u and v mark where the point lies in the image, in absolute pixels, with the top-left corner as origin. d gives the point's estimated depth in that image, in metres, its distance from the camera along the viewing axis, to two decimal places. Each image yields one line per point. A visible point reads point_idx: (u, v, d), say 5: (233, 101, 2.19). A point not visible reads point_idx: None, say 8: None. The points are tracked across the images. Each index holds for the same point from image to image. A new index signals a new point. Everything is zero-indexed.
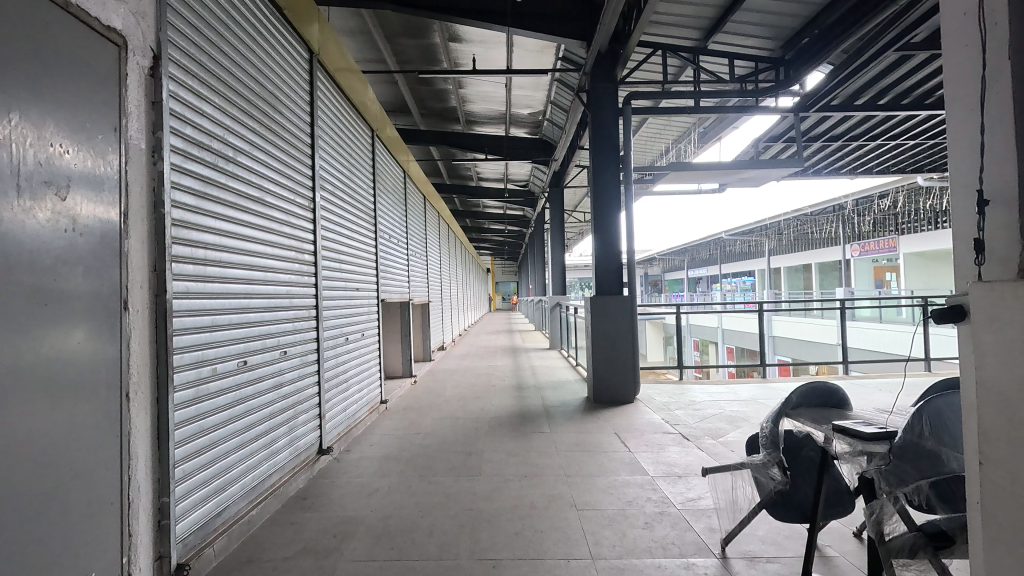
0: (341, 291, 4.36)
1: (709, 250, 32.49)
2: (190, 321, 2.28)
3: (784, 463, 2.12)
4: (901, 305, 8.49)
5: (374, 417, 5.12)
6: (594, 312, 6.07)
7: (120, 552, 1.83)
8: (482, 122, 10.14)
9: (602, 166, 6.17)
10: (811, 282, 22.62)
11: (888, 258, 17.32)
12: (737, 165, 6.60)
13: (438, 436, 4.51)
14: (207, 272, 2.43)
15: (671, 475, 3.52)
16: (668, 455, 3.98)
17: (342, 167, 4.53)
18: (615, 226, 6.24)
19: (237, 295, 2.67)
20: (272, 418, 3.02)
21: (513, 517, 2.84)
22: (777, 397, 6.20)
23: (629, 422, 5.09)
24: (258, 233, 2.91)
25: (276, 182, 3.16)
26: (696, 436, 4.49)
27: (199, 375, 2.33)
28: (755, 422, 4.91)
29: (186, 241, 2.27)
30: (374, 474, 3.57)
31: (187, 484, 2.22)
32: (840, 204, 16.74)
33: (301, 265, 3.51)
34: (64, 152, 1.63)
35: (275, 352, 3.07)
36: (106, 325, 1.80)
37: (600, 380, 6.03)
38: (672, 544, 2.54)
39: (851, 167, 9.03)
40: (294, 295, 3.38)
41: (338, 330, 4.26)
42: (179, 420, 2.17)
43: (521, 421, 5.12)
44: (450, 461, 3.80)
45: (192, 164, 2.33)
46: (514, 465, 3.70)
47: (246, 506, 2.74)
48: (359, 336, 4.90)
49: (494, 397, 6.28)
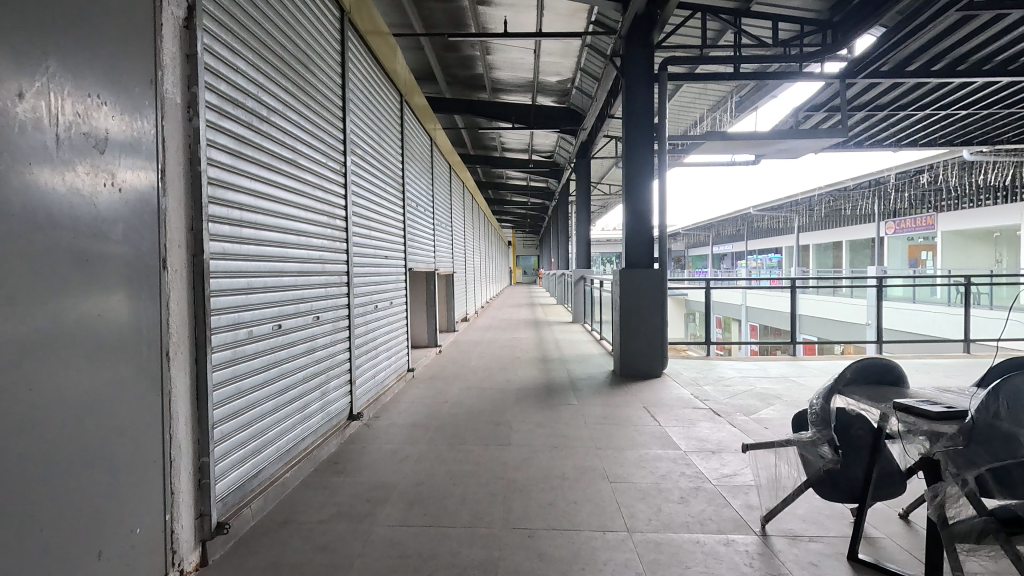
0: (370, 259, 4.31)
1: (735, 225, 31.84)
2: (226, 283, 2.24)
3: (835, 441, 2.05)
4: (934, 284, 8.12)
5: (401, 385, 5.14)
6: (623, 286, 5.95)
7: (163, 509, 1.84)
8: (509, 90, 9.92)
9: (637, 135, 5.97)
10: (840, 260, 22.08)
11: (925, 236, 16.76)
12: (775, 135, 6.31)
13: (466, 405, 4.51)
14: (241, 234, 2.38)
15: (704, 451, 3.46)
16: (699, 430, 3.92)
17: (372, 133, 4.45)
18: (647, 196, 6.04)
19: (270, 258, 2.63)
20: (306, 382, 3.02)
21: (546, 487, 2.82)
22: (809, 375, 6.07)
23: (658, 397, 5.03)
24: (291, 195, 2.86)
25: (307, 145, 3.09)
26: (727, 412, 4.41)
27: (236, 338, 2.31)
28: (787, 399, 4.81)
29: (221, 201, 2.21)
30: (405, 441, 3.58)
31: (226, 446, 2.21)
32: (878, 179, 16.12)
33: (333, 230, 3.46)
34: (102, 106, 1.58)
35: (308, 317, 3.04)
36: (145, 283, 1.77)
37: (628, 354, 5.97)
38: (709, 520, 2.49)
39: (895, 141, 8.58)
40: (326, 261, 3.35)
41: (368, 297, 4.23)
42: (216, 382, 2.15)
43: (547, 392, 5.09)
44: (479, 430, 3.80)
45: (226, 121, 2.25)
46: (544, 436, 3.68)
47: (282, 468, 2.76)
48: (387, 304, 4.88)
49: (520, 368, 6.27)
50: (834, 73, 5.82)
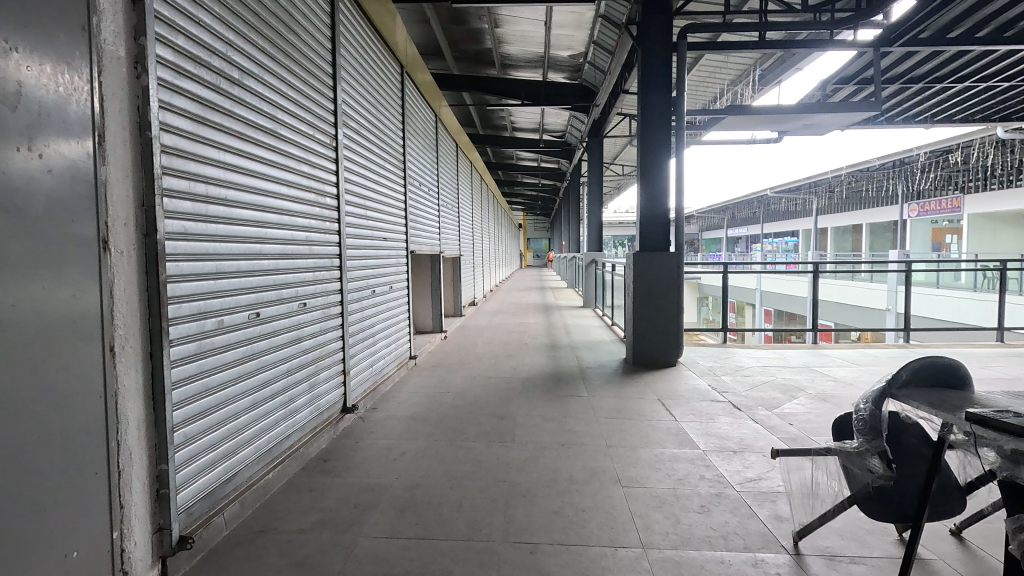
0: (367, 240, 4.04)
1: (751, 208, 31.16)
2: (187, 267, 1.98)
3: (887, 454, 1.77)
4: (961, 270, 7.71)
5: (402, 373, 4.90)
6: (636, 270, 5.63)
7: (110, 528, 1.60)
8: (518, 65, 9.52)
9: (654, 109, 5.60)
10: (859, 244, 21.49)
11: (949, 219, 16.20)
12: (802, 109, 5.89)
13: (469, 396, 4.27)
14: (208, 211, 2.11)
15: (724, 451, 3.18)
16: (718, 427, 3.64)
17: (369, 105, 4.15)
18: (664, 175, 5.69)
19: (245, 238, 2.37)
20: (290, 374, 2.78)
21: (552, 493, 2.56)
22: (833, 365, 5.74)
23: (673, 388, 4.74)
24: (271, 169, 2.60)
25: (291, 115, 2.80)
26: (748, 406, 4.12)
27: (202, 329, 2.05)
28: (811, 392, 4.51)
29: (181, 173, 1.94)
30: (402, 436, 3.34)
31: (191, 449, 1.97)
32: (904, 159, 15.48)
33: (322, 209, 3.19)
34: (12, 50, 1.29)
35: (292, 304, 2.79)
36: (82, 268, 1.50)
37: (640, 341, 5.68)
38: (733, 535, 2.21)
39: (927, 116, 8.05)
40: (314, 243, 3.08)
41: (364, 282, 3.98)
42: (178, 380, 1.91)
43: (555, 382, 4.83)
44: (482, 424, 3.56)
45: (186, 81, 1.97)
46: (551, 431, 3.42)
47: (263, 469, 2.53)
48: (387, 289, 4.62)
49: (527, 355, 6.02)
50: (869, 41, 5.38)
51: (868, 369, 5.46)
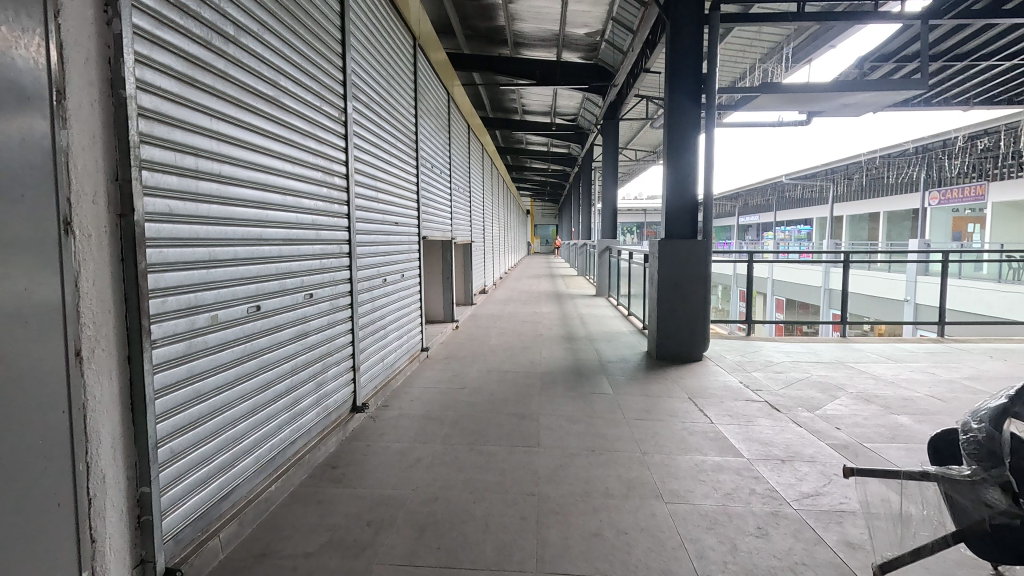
0: (378, 225, 3.75)
1: (764, 195, 30.58)
2: (174, 254, 1.68)
3: (1010, 485, 1.48)
4: (980, 260, 7.49)
5: (414, 366, 4.63)
6: (661, 259, 5.32)
7: (78, 570, 1.32)
8: (532, 43, 9.12)
9: (682, 88, 5.24)
10: (876, 232, 21.00)
11: (972, 208, 15.74)
12: (842, 87, 5.49)
13: (487, 392, 3.99)
14: (198, 188, 1.80)
15: (772, 460, 2.89)
16: (759, 430, 3.35)
17: (380, 78, 3.83)
18: (692, 157, 5.34)
19: (243, 220, 2.07)
20: (295, 373, 2.49)
21: (587, 510, 2.29)
22: (867, 360, 5.42)
23: (702, 384, 4.45)
24: (273, 143, 2.29)
25: (295, 84, 2.49)
26: (787, 407, 3.82)
27: (193, 326, 1.76)
28: (853, 392, 4.20)
29: (164, 142, 1.64)
30: (416, 439, 3.07)
31: (179, 467, 1.69)
32: (928, 144, 14.95)
33: (330, 190, 2.88)
34: None
35: (297, 295, 2.50)
36: (40, 255, 1.21)
37: (664, 334, 5.39)
38: (801, 565, 1.93)
39: (964, 98, 7.61)
40: (321, 227, 2.78)
41: (375, 270, 3.69)
42: (162, 386, 1.62)
43: (576, 377, 4.55)
44: (502, 425, 3.28)
45: (170, 32, 1.65)
46: (579, 435, 3.14)
47: (264, 481, 2.26)
48: (398, 277, 4.33)
49: (544, 347, 5.74)
50: (918, 14, 4.98)
51: (906, 366, 5.14)
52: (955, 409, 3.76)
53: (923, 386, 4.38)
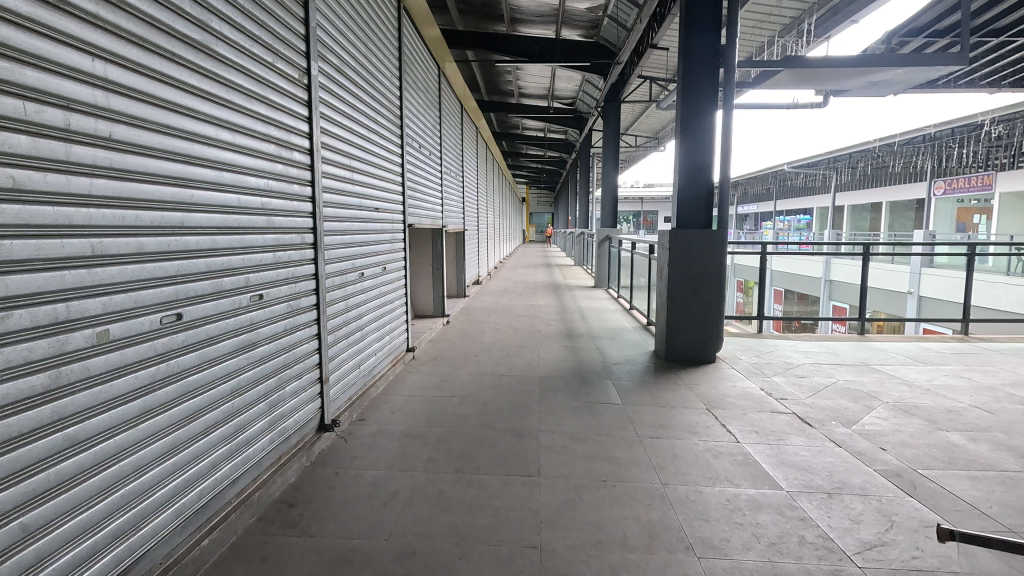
0: (353, 211, 3.23)
1: (764, 184, 30.07)
2: (25, 248, 1.17)
3: None
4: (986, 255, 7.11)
5: (398, 370, 4.15)
6: (672, 250, 4.83)
7: None
8: (529, 19, 8.55)
9: (696, 63, 4.74)
10: (878, 223, 20.57)
11: (978, 198, 15.11)
12: (873, 61, 4.96)
13: (478, 401, 3.51)
14: (70, 155, 1.28)
15: (816, 494, 2.43)
16: (794, 451, 2.90)
17: (356, 38, 3.29)
18: (707, 138, 4.84)
19: (153, 201, 1.55)
20: (238, 396, 2.00)
21: (604, 570, 1.81)
22: (894, 363, 4.97)
23: (719, 392, 3.99)
24: (201, 103, 1.77)
25: (235, 30, 1.96)
26: (820, 421, 3.36)
27: (61, 350, 1.25)
28: (889, 402, 3.75)
29: (4, 86, 1.12)
30: (395, 465, 2.59)
31: (37, 549, 1.19)
32: (937, 132, 14.43)
33: (286, 167, 2.36)
34: None
35: (239, 298, 1.99)
36: None
37: (673, 332, 4.92)
38: None
39: (993, 80, 7.10)
40: (275, 214, 2.27)
41: (349, 263, 3.18)
42: (5, 440, 1.12)
43: (579, 382, 4.08)
44: (497, 446, 2.81)
45: None
46: (587, 460, 2.67)
47: (193, 535, 1.77)
48: (379, 270, 3.82)
49: (542, 345, 5.27)
50: None
51: (939, 370, 4.68)
52: (1009, 425, 3.32)
53: (965, 395, 3.93)
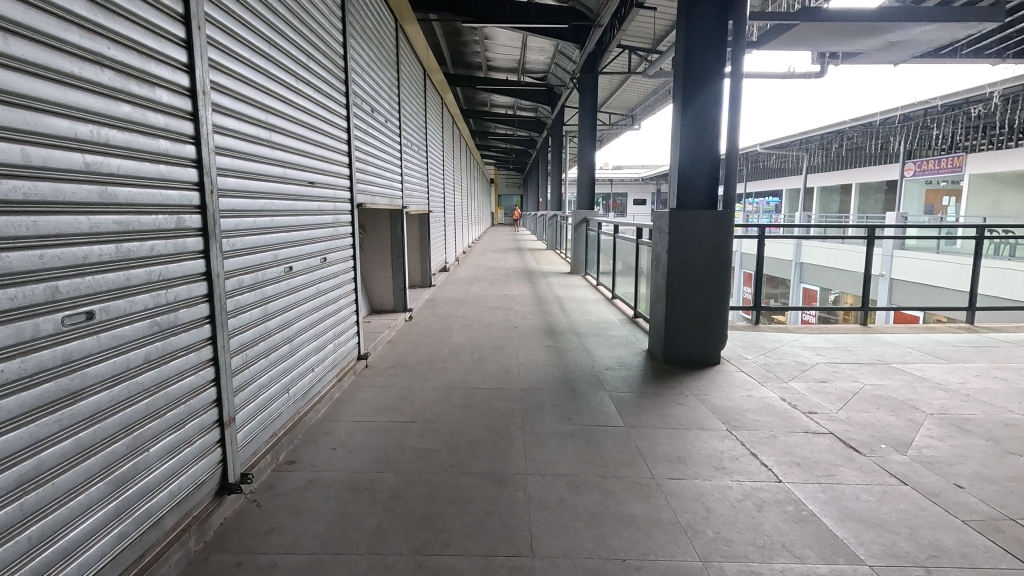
0: (273, 184, 2.40)
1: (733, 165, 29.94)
2: None
3: None
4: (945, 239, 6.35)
5: (345, 384, 3.36)
6: (671, 236, 4.14)
7: None
8: None
9: (702, 16, 4.01)
10: (848, 205, 20.54)
11: (949, 180, 15.23)
12: (896, 18, 4.35)
13: (446, 430, 2.76)
14: None
15: (909, 567, 1.79)
16: (854, 494, 2.26)
17: None
18: (712, 105, 4.13)
19: None
20: (35, 485, 1.18)
21: None
22: (915, 360, 4.42)
23: (735, 404, 3.35)
24: None
25: None
26: (868, 445, 2.74)
27: None
28: (936, 414, 3.17)
29: None
30: (326, 542, 1.83)
31: None
32: (913, 112, 14.20)
33: (140, 110, 1.51)
34: None
35: (31, 321, 1.18)
36: None
37: (672, 329, 4.25)
38: None
39: (999, 50, 6.64)
40: (117, 184, 1.42)
41: (269, 254, 2.35)
42: None
43: (569, 396, 3.36)
44: (471, 503, 2.07)
45: None
46: (597, 524, 1.96)
47: None
48: (316, 263, 2.99)
49: (519, 346, 4.55)
50: None
51: (969, 369, 4.15)
52: None
53: (1014, 403, 3.38)
